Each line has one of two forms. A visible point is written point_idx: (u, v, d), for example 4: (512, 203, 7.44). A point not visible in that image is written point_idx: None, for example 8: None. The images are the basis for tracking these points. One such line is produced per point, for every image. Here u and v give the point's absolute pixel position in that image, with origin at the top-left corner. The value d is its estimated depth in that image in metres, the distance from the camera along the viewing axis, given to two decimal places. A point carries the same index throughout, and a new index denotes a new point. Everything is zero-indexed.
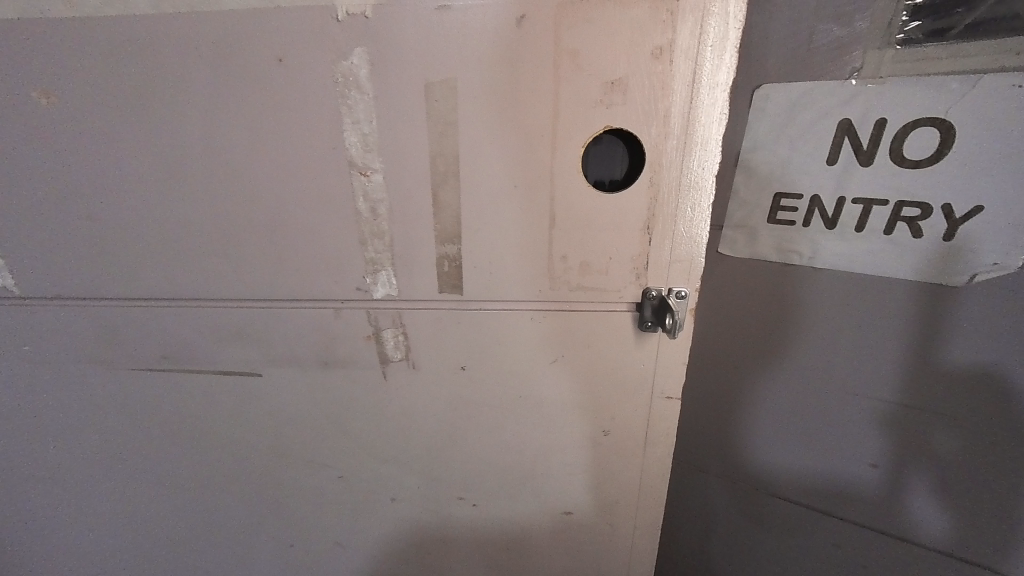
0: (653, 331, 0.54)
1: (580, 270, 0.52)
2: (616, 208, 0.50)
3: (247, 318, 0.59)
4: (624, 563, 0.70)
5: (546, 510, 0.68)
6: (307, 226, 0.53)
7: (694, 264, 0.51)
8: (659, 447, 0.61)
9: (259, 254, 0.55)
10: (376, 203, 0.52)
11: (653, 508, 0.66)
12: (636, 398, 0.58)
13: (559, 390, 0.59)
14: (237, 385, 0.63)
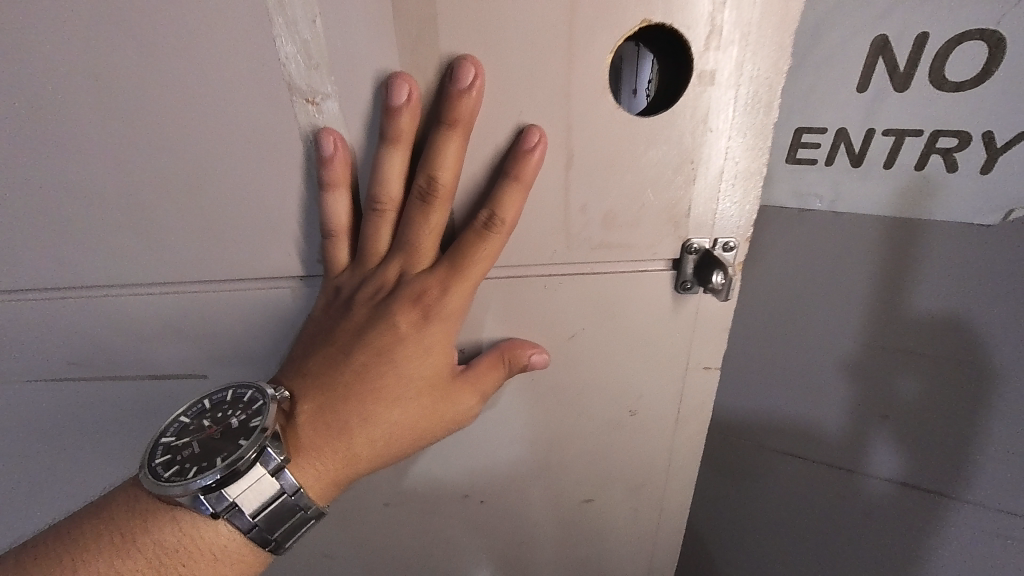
0: (692, 292, 0.44)
1: (609, 223, 0.41)
2: (655, 137, 0.38)
3: (174, 308, 0.44)
4: (648, 543, 0.65)
5: (563, 501, 0.60)
6: (238, 180, 0.38)
7: (746, 206, 0.41)
8: (692, 424, 0.54)
9: (178, 222, 0.40)
10: (339, 152, 0.36)
11: (681, 488, 0.59)
12: (670, 372, 0.50)
13: (579, 370, 0.49)
14: (176, 392, 0.50)
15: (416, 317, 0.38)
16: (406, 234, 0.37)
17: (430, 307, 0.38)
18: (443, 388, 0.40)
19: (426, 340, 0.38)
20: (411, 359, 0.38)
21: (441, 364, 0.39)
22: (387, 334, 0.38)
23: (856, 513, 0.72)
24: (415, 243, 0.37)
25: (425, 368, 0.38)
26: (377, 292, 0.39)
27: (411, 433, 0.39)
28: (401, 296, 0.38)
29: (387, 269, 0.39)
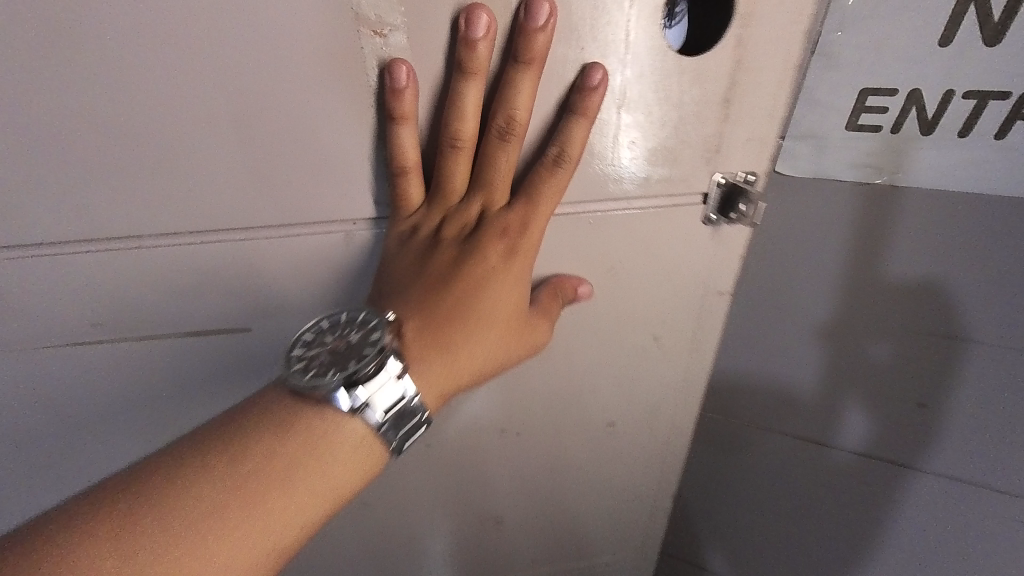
0: (718, 223, 0.50)
1: (649, 158, 0.45)
2: (695, 75, 0.41)
3: (217, 258, 0.43)
4: (658, 458, 0.73)
5: (589, 426, 0.66)
6: (299, 116, 0.38)
7: (768, 141, 0.46)
8: (704, 346, 0.61)
9: (230, 163, 0.39)
10: (411, 84, 0.36)
11: (688, 405, 0.68)
12: (690, 298, 0.56)
13: (613, 301, 0.54)
14: (215, 350, 0.48)
15: (497, 250, 0.41)
16: (488, 170, 0.40)
17: (515, 239, 0.41)
18: (520, 320, 0.43)
19: (509, 272, 0.41)
20: (497, 290, 0.41)
21: (521, 296, 0.42)
22: (480, 266, 0.41)
23: (828, 494, 0.71)
24: (494, 181, 0.40)
25: (509, 298, 0.41)
26: (461, 227, 0.42)
27: (498, 356, 0.42)
28: (487, 231, 0.41)
29: (467, 206, 0.41)
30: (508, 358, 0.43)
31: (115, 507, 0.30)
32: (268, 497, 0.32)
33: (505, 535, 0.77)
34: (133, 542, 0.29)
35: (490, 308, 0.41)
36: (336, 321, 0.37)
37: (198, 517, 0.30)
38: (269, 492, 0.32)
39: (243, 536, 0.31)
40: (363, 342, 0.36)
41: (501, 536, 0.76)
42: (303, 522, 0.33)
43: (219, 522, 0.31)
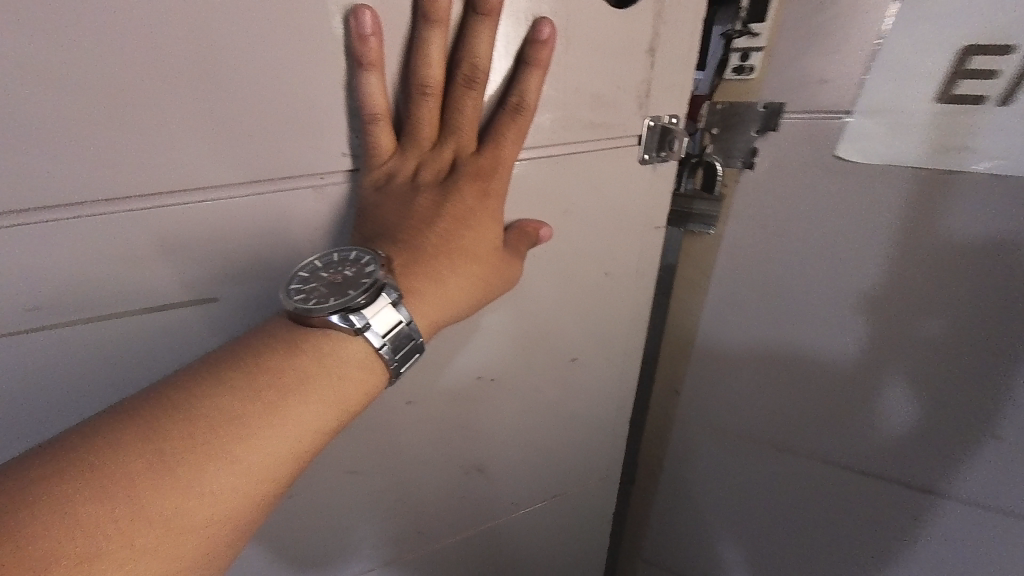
0: (656, 160, 0.58)
1: (594, 103, 0.51)
2: (626, 26, 0.48)
3: (176, 223, 0.40)
4: (616, 387, 0.82)
5: (556, 364, 0.72)
6: (261, 61, 0.37)
7: (683, 87, 0.55)
8: (646, 276, 0.70)
9: (186, 116, 0.37)
10: (377, 30, 0.37)
11: (636, 334, 0.77)
12: (634, 233, 0.64)
13: (570, 239, 0.60)
14: (180, 324, 0.44)
15: (472, 191, 0.44)
16: (455, 114, 0.42)
17: (488, 180, 0.44)
18: (496, 258, 0.46)
19: (483, 211, 0.44)
20: (473, 228, 0.44)
21: (495, 235, 0.45)
22: (459, 206, 0.43)
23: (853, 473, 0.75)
24: (463, 126, 0.43)
25: (486, 236, 0.45)
26: (437, 172, 0.44)
27: (481, 290, 0.46)
28: (462, 175, 0.44)
29: (439, 150, 0.44)
30: (487, 294, 0.47)
31: (125, 429, 0.31)
32: (279, 405, 0.35)
33: (486, 483, 0.80)
34: (152, 450, 0.31)
35: (472, 244, 0.44)
36: (330, 260, 0.39)
37: (215, 423, 0.33)
38: (279, 400, 0.35)
39: (259, 439, 0.33)
40: (359, 273, 0.38)
41: (482, 485, 0.80)
42: (320, 425, 0.36)
43: (236, 427, 0.33)
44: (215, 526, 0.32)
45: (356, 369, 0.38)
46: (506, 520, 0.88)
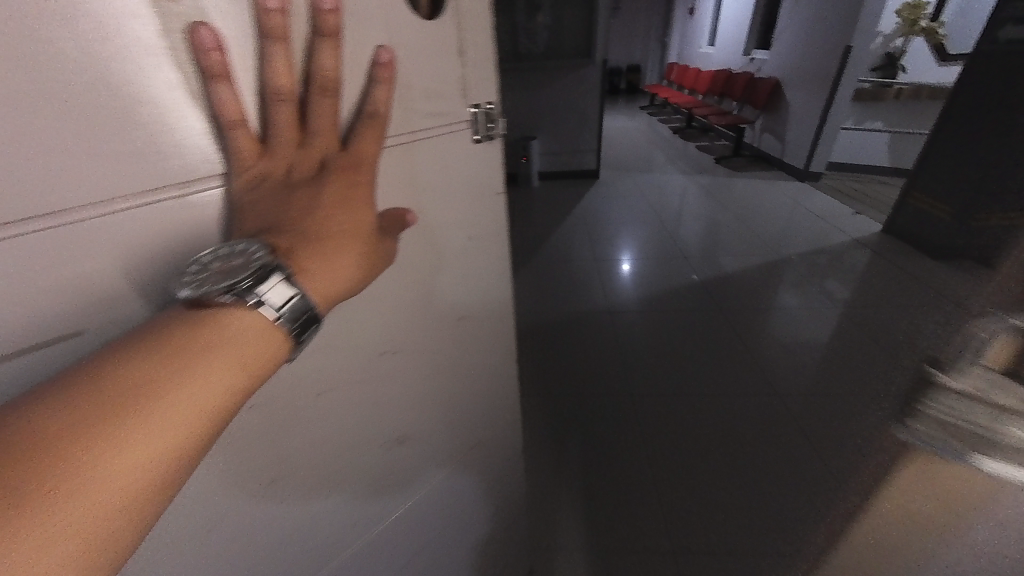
0: (483, 138, 0.73)
1: (427, 95, 0.61)
2: (437, 33, 0.60)
3: (21, 250, 0.39)
4: (498, 332, 0.97)
5: (446, 322, 0.83)
6: (100, 81, 0.39)
7: (491, 80, 0.71)
8: (498, 233, 0.85)
9: (26, 144, 0.38)
10: (218, 42, 0.43)
11: (503, 282, 0.92)
12: (483, 198, 0.78)
13: (434, 211, 0.71)
14: (49, 362, 0.43)
15: (337, 181, 0.52)
16: (314, 117, 0.50)
17: (351, 170, 0.52)
18: (369, 240, 0.55)
19: (353, 200, 0.52)
20: (344, 213, 0.52)
21: (368, 218, 0.54)
22: (329, 194, 0.51)
23: None
24: (323, 125, 0.50)
25: (358, 220, 0.53)
26: (306, 167, 0.51)
27: (360, 266, 0.54)
28: (328, 168, 0.51)
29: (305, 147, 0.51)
30: (367, 273, 0.55)
31: (43, 409, 0.37)
32: (185, 373, 0.42)
33: (411, 449, 0.90)
34: (75, 416, 0.37)
35: (347, 227, 0.52)
36: (223, 252, 0.45)
37: (130, 389, 0.39)
38: (183, 372, 0.41)
39: (170, 401, 0.40)
40: (247, 260, 0.45)
41: (409, 450, 0.90)
42: (227, 385, 0.44)
43: (147, 395, 0.40)
44: (140, 472, 0.39)
45: (256, 338, 0.46)
46: (436, 479, 1.00)
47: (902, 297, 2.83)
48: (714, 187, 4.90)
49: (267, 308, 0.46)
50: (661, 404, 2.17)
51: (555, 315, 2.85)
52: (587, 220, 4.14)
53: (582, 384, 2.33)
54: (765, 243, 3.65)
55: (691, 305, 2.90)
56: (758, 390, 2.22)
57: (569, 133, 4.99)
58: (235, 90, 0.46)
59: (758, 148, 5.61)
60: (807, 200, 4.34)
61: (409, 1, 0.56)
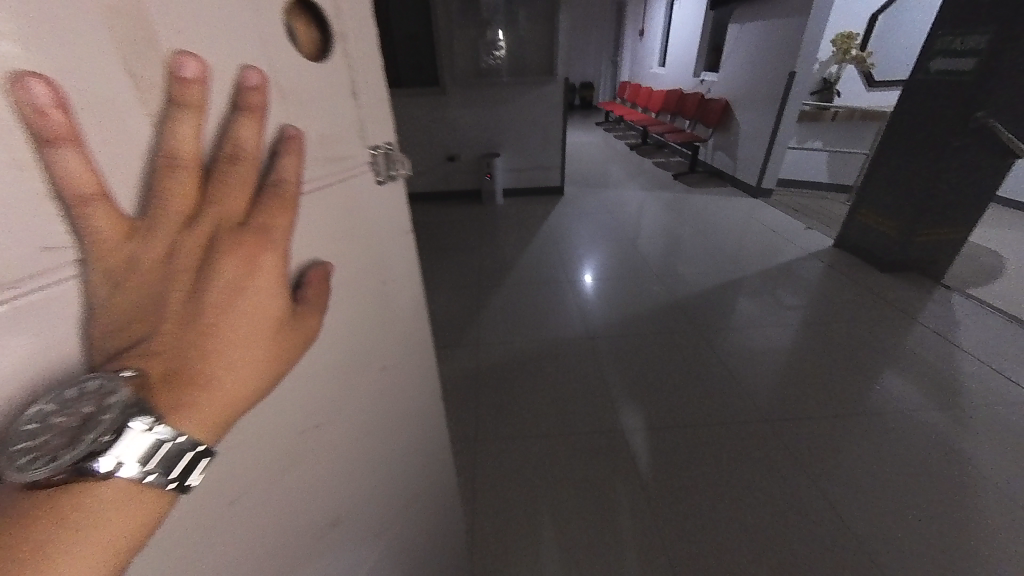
0: (385, 180, 0.65)
1: (324, 142, 0.52)
2: (327, 74, 0.52)
3: None
4: (420, 372, 0.87)
5: (370, 376, 0.71)
6: None
7: (384, 118, 0.64)
8: (410, 272, 0.77)
9: None
10: (60, 99, 0.29)
11: (420, 319, 0.83)
12: (391, 238, 0.69)
13: (347, 257, 0.59)
14: None
15: (236, 265, 0.40)
16: (210, 197, 0.39)
17: (257, 250, 0.41)
18: (278, 331, 0.45)
19: (258, 283, 0.42)
20: (251, 306, 0.41)
21: (275, 306, 0.44)
22: (226, 287, 0.39)
23: None
24: (228, 200, 0.40)
25: (266, 309, 0.43)
26: (203, 251, 0.38)
27: (263, 367, 0.44)
28: (228, 249, 0.39)
29: (188, 234, 0.37)
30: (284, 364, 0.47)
31: None
32: None
33: (343, 537, 0.74)
34: None
35: (248, 322, 0.41)
36: (66, 403, 0.31)
37: None
38: None
39: None
40: (104, 408, 0.32)
41: (342, 535, 0.74)
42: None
43: None
44: None
45: (131, 505, 0.34)
46: (370, 560, 0.84)
47: (852, 309, 2.98)
48: (674, 202, 5.01)
49: (136, 470, 0.33)
50: (644, 435, 2.05)
51: (528, 342, 2.64)
52: (554, 237, 4.08)
53: (559, 419, 2.13)
54: (727, 257, 3.74)
55: (665, 322, 2.84)
56: (737, 411, 2.18)
57: (531, 150, 4.96)
58: (91, 158, 0.32)
59: (711, 165, 5.85)
60: (762, 215, 4.54)
61: (291, 33, 0.47)
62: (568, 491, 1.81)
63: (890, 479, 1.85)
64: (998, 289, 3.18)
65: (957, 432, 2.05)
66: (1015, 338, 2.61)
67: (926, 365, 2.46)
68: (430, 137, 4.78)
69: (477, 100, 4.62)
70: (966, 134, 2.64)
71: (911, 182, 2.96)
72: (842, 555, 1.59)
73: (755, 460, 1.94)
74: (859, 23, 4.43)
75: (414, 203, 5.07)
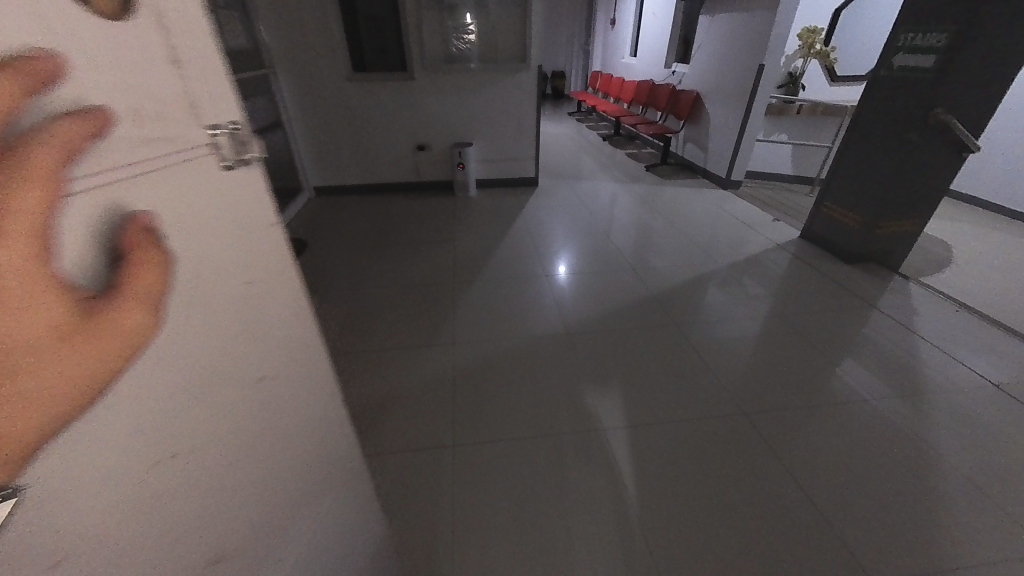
0: (235, 165, 0.58)
1: (126, 123, 0.45)
2: (130, 43, 0.45)
3: None
4: (316, 386, 0.81)
5: (242, 390, 0.64)
6: None
7: (227, 96, 0.58)
8: (288, 267, 0.69)
9: None
10: None
11: (308, 326, 0.75)
12: (255, 230, 0.63)
13: (189, 252, 0.52)
14: None
15: None
16: None
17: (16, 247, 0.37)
18: (74, 335, 0.42)
19: (16, 286, 0.38)
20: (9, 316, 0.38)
21: (57, 311, 0.40)
22: None
23: None
24: None
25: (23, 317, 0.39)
26: None
27: (49, 374, 0.41)
28: None
29: None
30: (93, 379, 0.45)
31: None
32: None
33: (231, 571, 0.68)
34: None
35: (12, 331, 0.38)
36: None
37: None
38: None
39: None
40: None
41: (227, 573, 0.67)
42: None
43: None
44: None
45: None
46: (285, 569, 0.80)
47: (816, 299, 3.07)
48: (646, 194, 5.03)
49: None
50: (624, 435, 1.98)
51: (505, 339, 2.53)
52: (529, 230, 4.03)
53: (536, 421, 2.03)
54: (699, 249, 3.78)
55: (642, 315, 2.81)
56: (714, 406, 2.17)
57: (504, 141, 4.84)
58: None
59: (683, 157, 5.90)
60: (731, 206, 4.63)
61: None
62: (543, 498, 1.71)
63: (852, 465, 1.91)
64: (946, 278, 3.37)
65: (912, 417, 2.15)
66: (962, 325, 2.76)
67: (883, 353, 2.57)
68: (398, 125, 4.57)
69: (446, 87, 4.44)
70: (926, 128, 2.73)
71: (872, 175, 3.06)
72: (812, 533, 1.65)
73: (729, 455, 1.93)
74: (823, 18, 4.53)
75: (382, 194, 4.86)
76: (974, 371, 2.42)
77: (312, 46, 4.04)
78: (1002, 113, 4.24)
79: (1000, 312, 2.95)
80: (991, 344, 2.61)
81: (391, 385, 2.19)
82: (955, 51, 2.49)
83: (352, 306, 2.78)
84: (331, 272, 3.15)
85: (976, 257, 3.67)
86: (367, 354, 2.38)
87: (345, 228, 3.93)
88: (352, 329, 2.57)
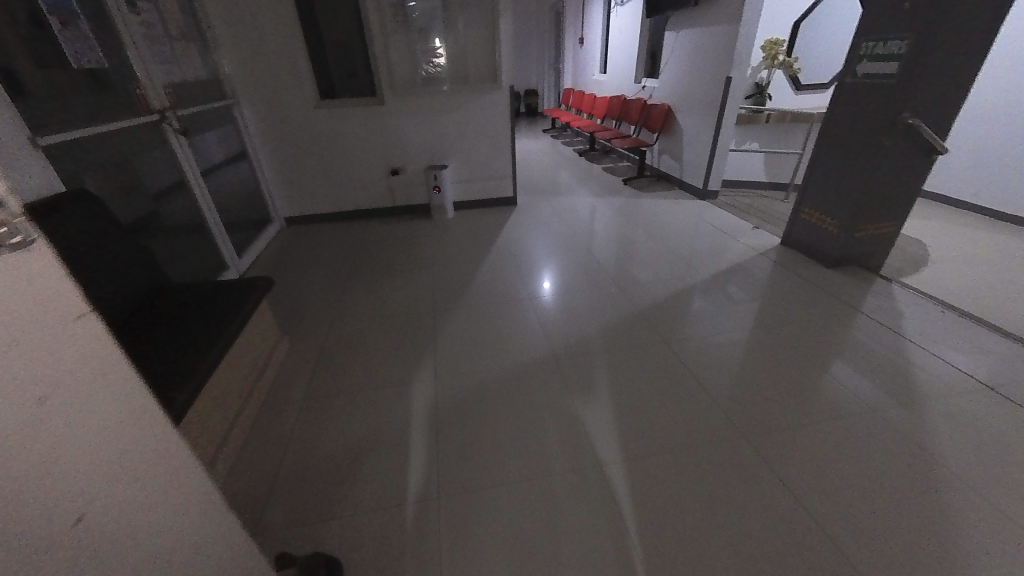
0: (8, 243, 0.47)
1: None
2: None
3: None
4: (174, 496, 0.72)
5: (50, 537, 0.55)
6: None
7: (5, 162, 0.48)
8: (102, 366, 0.60)
9: None
10: None
11: (153, 423, 0.69)
12: (51, 328, 0.53)
13: None
14: None
15: None
16: None
17: None
18: None
19: None
20: None
21: None
22: None
23: None
24: None
25: None
26: None
27: None
28: None
29: None
30: None
31: None
32: None
33: None
34: None
35: None
36: None
37: None
38: None
39: None
40: None
41: None
42: None
43: None
44: None
45: None
46: None
47: (802, 305, 3.03)
48: (626, 207, 5.01)
49: None
50: (621, 467, 1.83)
51: (491, 369, 2.38)
52: (509, 249, 3.95)
53: (527, 459, 1.87)
54: (683, 260, 3.73)
55: (632, 333, 2.70)
56: (715, 426, 2.03)
57: (480, 161, 4.78)
58: None
59: (659, 169, 5.95)
60: (709, 215, 4.65)
61: None
62: (534, 551, 1.53)
63: (862, 480, 1.79)
64: (927, 277, 3.38)
65: (916, 422, 2.06)
66: (948, 324, 2.74)
67: (877, 357, 2.51)
68: (370, 150, 4.47)
69: (418, 110, 4.38)
70: (895, 131, 2.76)
71: (847, 179, 3.08)
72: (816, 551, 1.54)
73: (734, 478, 1.79)
74: (783, 29, 4.67)
75: (357, 220, 4.72)
76: (968, 370, 2.38)
77: (277, 74, 3.94)
78: (966, 112, 4.35)
79: (984, 308, 2.94)
80: (978, 341, 2.59)
81: (367, 427, 2.01)
82: (917, 55, 2.53)
83: (325, 342, 2.61)
84: (303, 307, 2.97)
85: (951, 254, 3.73)
86: (341, 395, 2.20)
87: (317, 258, 3.76)
88: (325, 368, 2.39)
